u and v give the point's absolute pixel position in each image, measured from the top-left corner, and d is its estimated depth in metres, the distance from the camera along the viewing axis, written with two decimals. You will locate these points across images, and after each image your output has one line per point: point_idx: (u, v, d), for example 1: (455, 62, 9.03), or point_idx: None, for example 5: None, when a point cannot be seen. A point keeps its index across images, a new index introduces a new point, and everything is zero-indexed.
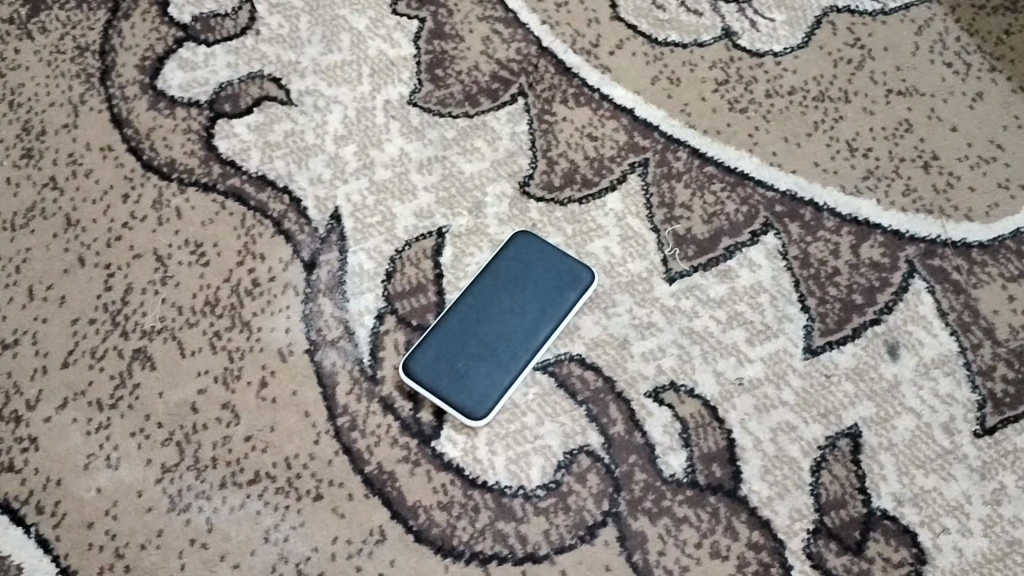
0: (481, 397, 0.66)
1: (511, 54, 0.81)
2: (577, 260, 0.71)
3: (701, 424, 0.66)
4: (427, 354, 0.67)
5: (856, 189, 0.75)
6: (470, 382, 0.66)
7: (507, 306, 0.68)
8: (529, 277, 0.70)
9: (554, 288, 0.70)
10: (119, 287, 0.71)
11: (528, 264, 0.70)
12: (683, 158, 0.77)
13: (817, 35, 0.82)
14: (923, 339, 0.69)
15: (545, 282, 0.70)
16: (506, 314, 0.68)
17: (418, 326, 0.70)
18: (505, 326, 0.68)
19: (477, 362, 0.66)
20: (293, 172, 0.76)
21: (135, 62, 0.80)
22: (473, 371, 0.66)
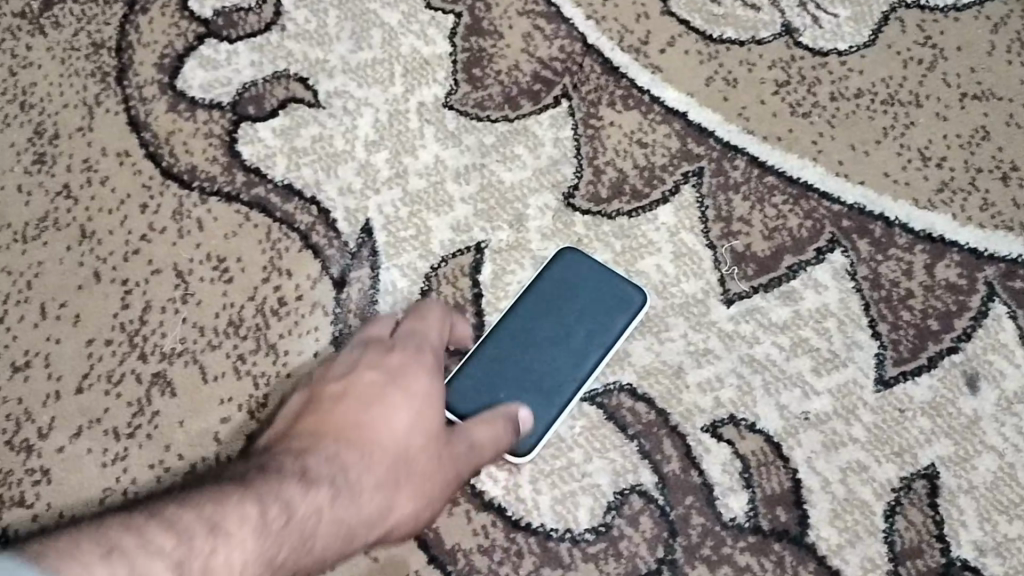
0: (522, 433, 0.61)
1: (555, 52, 0.75)
2: (626, 281, 0.65)
3: (764, 462, 0.62)
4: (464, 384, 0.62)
5: (930, 203, 0.69)
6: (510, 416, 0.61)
7: (552, 332, 0.63)
8: (576, 300, 0.64)
9: (602, 312, 0.64)
10: (137, 305, 0.67)
11: (574, 286, 0.65)
12: (741, 167, 0.71)
13: (885, 33, 0.75)
14: (1004, 370, 0.64)
15: (593, 306, 0.64)
16: (549, 342, 0.63)
17: None
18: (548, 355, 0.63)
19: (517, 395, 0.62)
20: (321, 181, 0.71)
21: (154, 61, 0.75)
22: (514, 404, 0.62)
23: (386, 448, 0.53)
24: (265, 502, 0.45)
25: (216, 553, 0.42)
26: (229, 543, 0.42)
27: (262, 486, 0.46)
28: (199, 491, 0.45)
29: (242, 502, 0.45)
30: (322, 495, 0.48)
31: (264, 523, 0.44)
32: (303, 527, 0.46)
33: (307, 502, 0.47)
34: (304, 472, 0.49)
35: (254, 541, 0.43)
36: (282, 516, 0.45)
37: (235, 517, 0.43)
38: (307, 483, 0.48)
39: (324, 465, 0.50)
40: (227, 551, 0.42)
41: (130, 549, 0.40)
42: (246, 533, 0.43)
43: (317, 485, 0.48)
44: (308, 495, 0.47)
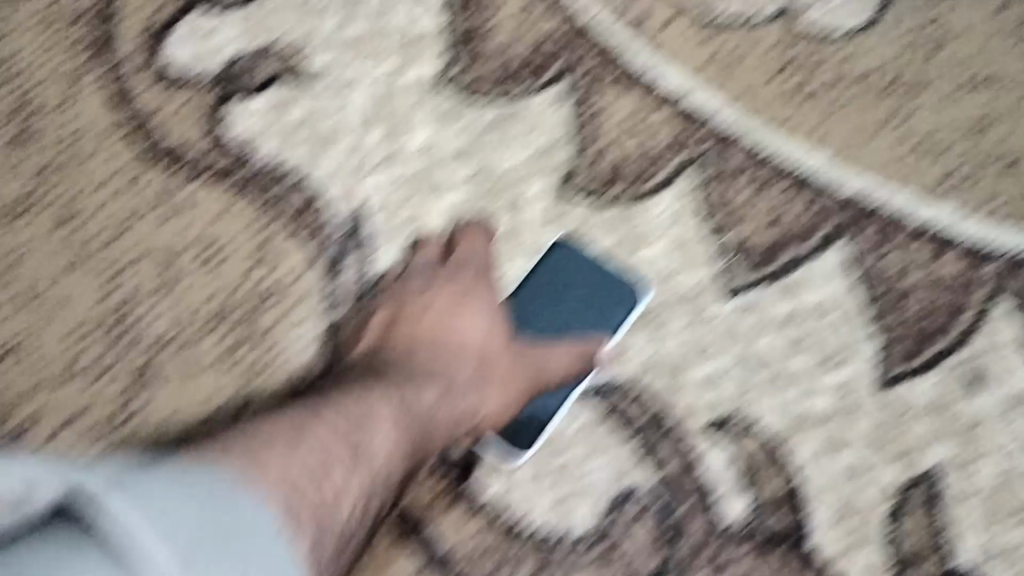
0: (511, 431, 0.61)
1: (555, 28, 0.70)
2: (621, 275, 0.64)
3: (764, 463, 0.61)
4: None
5: (934, 194, 0.67)
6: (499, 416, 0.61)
7: (547, 330, 0.63)
8: (569, 297, 0.64)
9: (598, 308, 0.63)
10: (124, 290, 0.66)
11: (568, 282, 0.64)
12: (739, 156, 0.68)
13: (892, 10, 0.70)
14: (1015, 367, 0.62)
15: (588, 302, 0.63)
16: (544, 340, 0.63)
17: None
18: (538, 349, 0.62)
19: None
20: (313, 163, 0.68)
21: (137, 29, 0.70)
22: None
23: (469, 366, 0.59)
24: (377, 428, 0.51)
25: (357, 464, 0.48)
26: (359, 462, 0.49)
27: (367, 419, 0.51)
28: (298, 431, 0.47)
29: (347, 447, 0.48)
30: (415, 416, 0.54)
31: (376, 445, 0.50)
32: (416, 431, 0.54)
33: (410, 418, 0.53)
34: (400, 402, 0.53)
35: (382, 448, 0.50)
36: (397, 432, 0.52)
37: (360, 449, 0.49)
38: (408, 402, 0.54)
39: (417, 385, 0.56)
40: (364, 452, 0.49)
41: (279, 477, 0.43)
42: (354, 459, 0.48)
43: (412, 409, 0.54)
44: (405, 420, 0.53)
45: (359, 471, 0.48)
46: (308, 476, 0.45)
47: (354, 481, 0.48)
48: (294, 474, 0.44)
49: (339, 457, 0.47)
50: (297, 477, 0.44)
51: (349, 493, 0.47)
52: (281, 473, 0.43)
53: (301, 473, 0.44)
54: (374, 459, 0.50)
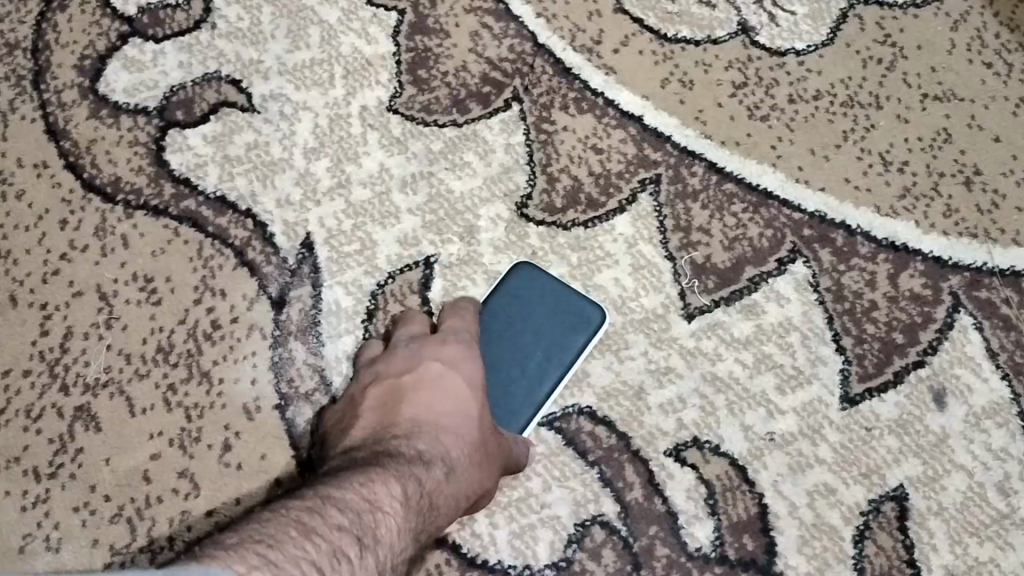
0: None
1: (504, 52, 0.71)
2: (584, 296, 0.62)
3: (729, 487, 0.59)
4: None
5: (892, 209, 0.67)
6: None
7: (507, 354, 0.61)
8: (532, 319, 0.62)
9: (560, 331, 0.62)
10: (57, 331, 0.62)
11: (530, 304, 0.62)
12: (699, 173, 0.68)
13: (844, 31, 0.72)
14: (972, 385, 0.62)
15: (551, 325, 0.62)
16: (504, 364, 0.61)
17: None
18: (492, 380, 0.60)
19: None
20: (257, 192, 0.66)
21: (72, 62, 0.69)
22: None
23: (483, 441, 0.53)
24: (393, 515, 0.43)
25: (367, 565, 0.39)
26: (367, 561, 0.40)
27: (368, 528, 0.41)
28: (317, 518, 0.39)
29: (353, 543, 0.39)
30: (432, 496, 0.47)
31: (378, 558, 0.41)
32: (432, 514, 0.47)
33: (427, 499, 0.47)
34: (419, 480, 0.47)
35: (405, 531, 0.44)
36: (418, 510, 0.45)
37: (367, 554, 0.40)
38: (426, 480, 0.47)
39: (433, 457, 0.49)
40: (391, 541, 0.42)
41: (313, 571, 0.36)
42: (362, 561, 0.39)
43: (430, 488, 0.47)
44: (419, 504, 0.46)
45: (387, 560, 0.41)
46: (336, 569, 0.37)
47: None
48: (329, 566, 0.37)
49: (368, 543, 0.40)
50: (331, 569, 0.37)
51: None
52: (306, 558, 0.37)
53: (325, 555, 0.38)
54: (393, 540, 0.42)
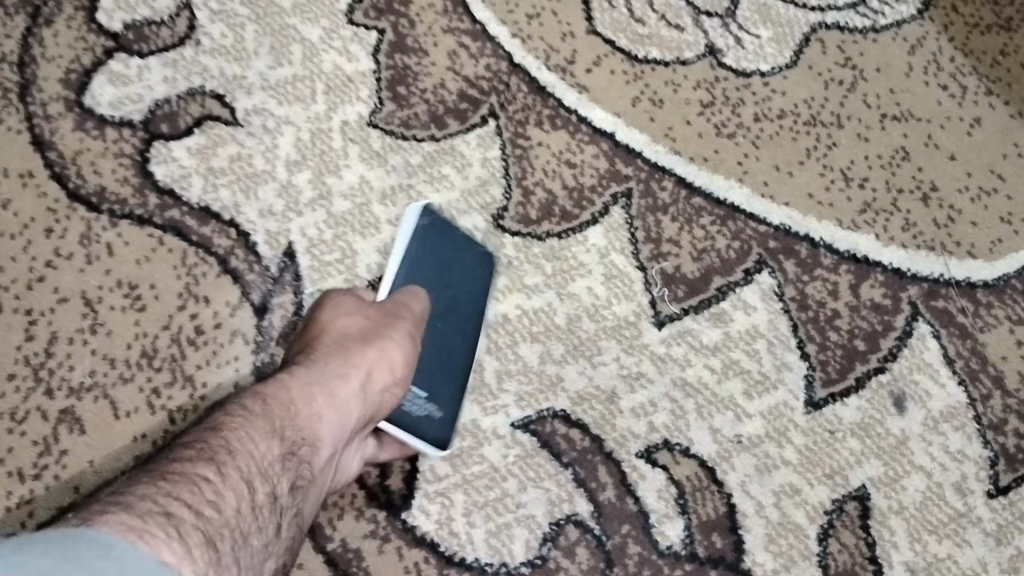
0: (441, 408, 0.60)
1: (481, 71, 0.73)
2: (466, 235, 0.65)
3: (698, 487, 0.62)
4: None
5: (853, 223, 0.70)
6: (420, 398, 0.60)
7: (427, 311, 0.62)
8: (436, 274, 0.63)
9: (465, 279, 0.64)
10: (42, 336, 0.63)
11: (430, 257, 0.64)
12: (669, 188, 0.70)
13: (806, 54, 0.76)
14: (930, 390, 0.65)
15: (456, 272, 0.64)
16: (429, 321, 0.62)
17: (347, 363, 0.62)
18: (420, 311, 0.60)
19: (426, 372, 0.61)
20: (240, 203, 0.68)
21: (58, 75, 0.71)
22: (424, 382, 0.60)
23: (362, 351, 0.55)
24: (253, 433, 0.46)
25: (229, 483, 0.43)
26: (228, 477, 0.43)
27: (225, 450, 0.45)
28: (170, 462, 0.43)
29: (211, 469, 0.43)
30: (312, 410, 0.50)
31: (244, 470, 0.44)
32: (316, 424, 0.50)
33: (303, 414, 0.50)
34: (290, 398, 0.50)
35: (278, 445, 0.47)
36: (291, 426, 0.49)
37: (228, 472, 0.44)
38: (296, 396, 0.50)
39: (304, 377, 0.51)
40: (256, 454, 0.46)
41: (171, 502, 0.39)
42: (222, 479, 0.43)
43: (305, 403, 0.50)
44: (291, 419, 0.49)
45: (261, 473, 0.45)
46: (194, 496, 0.41)
47: (243, 499, 0.43)
48: (183, 492, 0.41)
49: (227, 461, 0.44)
50: (187, 494, 0.41)
51: (247, 504, 0.44)
52: (161, 490, 0.40)
53: (183, 483, 0.41)
54: (260, 450, 0.46)
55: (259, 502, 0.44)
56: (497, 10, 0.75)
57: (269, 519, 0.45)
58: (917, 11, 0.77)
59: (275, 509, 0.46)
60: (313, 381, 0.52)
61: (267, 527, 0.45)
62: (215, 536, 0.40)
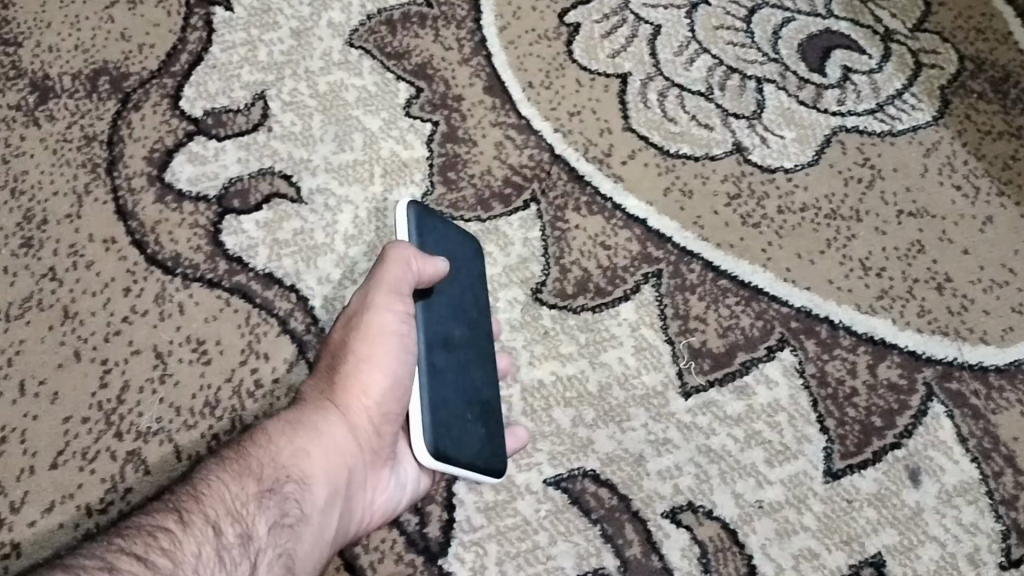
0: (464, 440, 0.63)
1: (525, 160, 0.80)
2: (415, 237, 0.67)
3: (721, 548, 0.65)
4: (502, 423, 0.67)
5: (871, 308, 0.74)
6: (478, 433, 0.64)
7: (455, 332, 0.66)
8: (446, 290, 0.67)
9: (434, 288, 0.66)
10: (115, 384, 0.69)
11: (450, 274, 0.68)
12: (696, 270, 0.75)
13: (828, 153, 0.81)
14: (944, 465, 0.68)
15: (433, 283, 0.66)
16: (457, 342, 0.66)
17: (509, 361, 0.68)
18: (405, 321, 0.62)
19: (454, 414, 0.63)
20: (301, 271, 0.74)
21: (143, 154, 0.78)
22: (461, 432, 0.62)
23: (342, 387, 0.61)
24: (229, 479, 0.54)
25: (190, 529, 0.50)
26: (189, 525, 0.50)
27: (196, 498, 0.52)
28: (144, 514, 0.50)
29: (173, 520, 0.50)
30: (296, 447, 0.58)
31: (212, 514, 0.52)
32: (299, 460, 0.58)
33: (285, 454, 0.58)
34: (271, 439, 0.58)
35: (254, 485, 0.55)
36: (270, 466, 0.56)
37: (191, 519, 0.51)
38: (279, 437, 0.58)
39: (293, 418, 0.60)
40: (224, 502, 0.53)
41: (117, 554, 0.47)
42: (184, 525, 0.50)
43: (287, 443, 0.58)
44: (272, 460, 0.57)
45: (231, 514, 0.52)
46: (145, 547, 0.48)
47: (205, 541, 0.50)
48: (137, 542, 0.48)
49: (192, 507, 0.51)
50: (139, 545, 0.48)
51: (210, 546, 0.50)
52: (115, 547, 0.47)
53: (139, 536, 0.48)
54: (227, 497, 0.53)
55: (226, 542, 0.51)
56: (541, 107, 0.83)
57: (239, 555, 0.51)
58: (932, 117, 0.83)
59: (246, 548, 0.52)
60: (298, 421, 0.60)
61: (237, 564, 0.51)
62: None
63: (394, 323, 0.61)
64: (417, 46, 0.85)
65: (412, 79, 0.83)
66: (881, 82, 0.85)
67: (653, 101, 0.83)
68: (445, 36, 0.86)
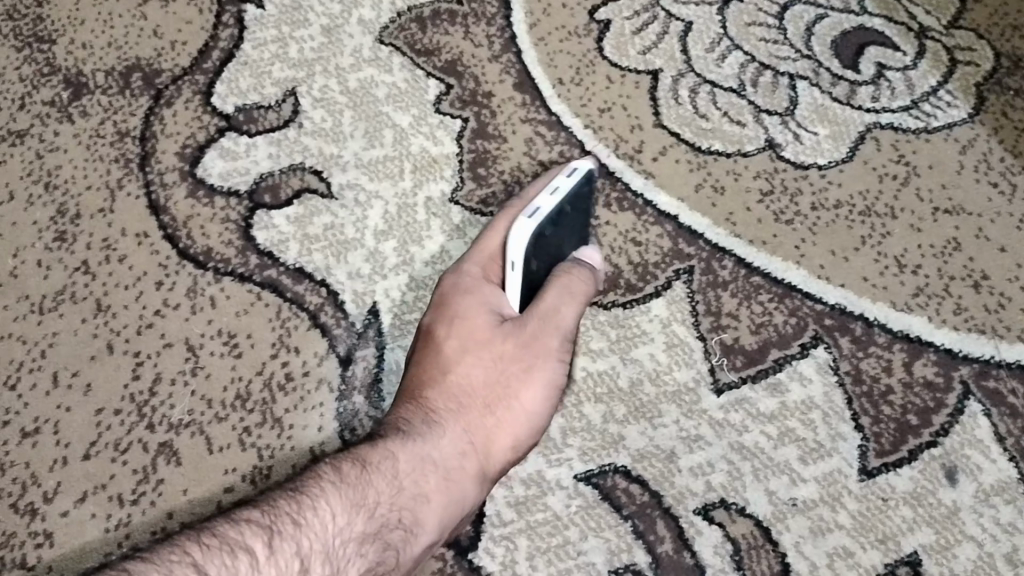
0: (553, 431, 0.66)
1: (555, 156, 0.80)
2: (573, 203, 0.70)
3: (754, 545, 0.65)
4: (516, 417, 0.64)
5: (906, 305, 0.73)
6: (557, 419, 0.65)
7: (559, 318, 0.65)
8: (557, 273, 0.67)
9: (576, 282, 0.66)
10: (147, 376, 0.69)
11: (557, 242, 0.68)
12: (728, 267, 0.75)
13: (861, 150, 0.80)
14: (981, 464, 0.67)
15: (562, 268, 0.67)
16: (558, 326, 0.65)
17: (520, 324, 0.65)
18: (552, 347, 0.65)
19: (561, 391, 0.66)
20: (331, 265, 0.74)
21: (176, 149, 0.79)
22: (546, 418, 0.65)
23: (481, 421, 0.62)
24: (336, 510, 0.51)
25: (276, 559, 0.47)
26: (276, 555, 0.47)
27: (295, 523, 0.49)
28: (234, 526, 0.47)
29: (262, 543, 0.47)
30: (423, 490, 0.57)
31: (304, 545, 0.48)
32: (417, 504, 0.56)
33: (406, 494, 0.56)
34: (400, 475, 0.56)
35: (363, 521, 0.52)
36: (387, 504, 0.54)
37: (279, 547, 0.47)
38: (402, 471, 0.56)
39: (417, 451, 0.58)
40: (322, 534, 0.50)
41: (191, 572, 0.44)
42: (271, 552, 0.47)
43: (411, 481, 0.56)
44: (391, 499, 0.55)
45: (323, 550, 0.49)
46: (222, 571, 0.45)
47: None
48: (215, 561, 0.45)
49: (288, 532, 0.48)
50: (218, 566, 0.45)
51: None
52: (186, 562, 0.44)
53: (222, 552, 0.45)
54: (323, 532, 0.50)
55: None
56: (571, 103, 0.82)
57: None
58: (967, 114, 0.82)
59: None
60: (428, 456, 0.58)
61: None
62: None
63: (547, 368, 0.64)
64: (447, 43, 0.85)
65: (442, 76, 0.83)
66: (915, 79, 0.84)
67: (684, 97, 0.83)
68: (475, 33, 0.86)
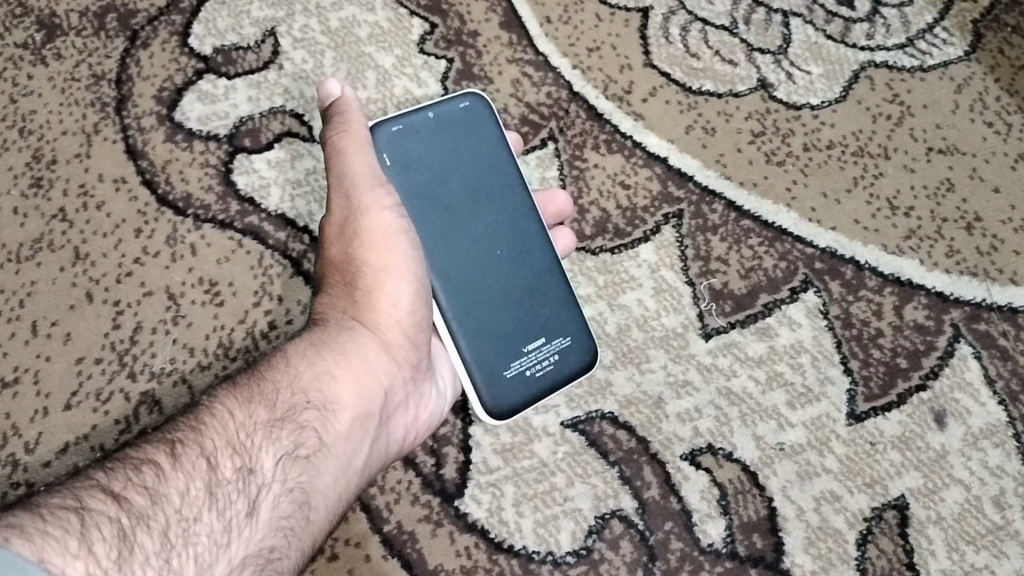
0: (547, 371, 0.67)
1: (542, 98, 0.77)
2: (468, 113, 0.67)
3: (740, 490, 0.67)
4: (492, 365, 0.66)
5: (898, 248, 0.73)
6: (547, 350, 0.67)
7: (510, 248, 0.67)
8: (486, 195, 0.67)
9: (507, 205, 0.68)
10: (127, 325, 0.69)
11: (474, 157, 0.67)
12: (719, 211, 0.74)
13: (856, 89, 0.77)
14: (970, 408, 0.69)
15: (493, 189, 0.67)
16: (511, 260, 0.67)
17: (477, 273, 0.66)
18: (400, 210, 0.63)
19: (534, 330, 0.67)
20: (314, 212, 0.73)
21: (153, 93, 0.75)
22: (507, 352, 0.67)
23: (368, 300, 0.63)
24: (232, 408, 0.53)
25: (182, 463, 0.49)
26: (181, 460, 0.49)
27: (194, 429, 0.51)
28: (135, 447, 0.50)
29: (165, 453, 0.49)
30: (319, 371, 0.58)
31: (206, 446, 0.51)
32: (322, 386, 0.58)
33: (304, 381, 0.57)
34: (292, 364, 0.57)
35: (264, 413, 0.54)
36: (288, 393, 0.56)
37: (183, 452, 0.50)
38: (296, 363, 0.58)
39: (312, 345, 0.59)
40: (220, 433, 0.52)
41: (91, 492, 0.46)
42: (175, 459, 0.49)
43: (308, 367, 0.58)
44: (291, 386, 0.56)
45: (231, 446, 0.52)
46: (126, 484, 0.47)
47: (196, 476, 0.49)
48: (119, 478, 0.47)
49: (190, 438, 0.51)
50: (120, 482, 0.47)
51: (201, 483, 0.49)
52: (87, 485, 0.46)
53: (124, 468, 0.48)
54: (223, 431, 0.52)
55: (221, 479, 0.50)
56: (560, 43, 0.78)
57: (236, 494, 0.50)
58: (964, 51, 0.79)
59: (247, 485, 0.51)
60: (322, 343, 0.60)
61: (234, 501, 0.50)
62: (139, 519, 0.46)
63: (390, 220, 0.62)
64: None
65: (426, 15, 0.79)
66: (911, 15, 0.79)
67: (675, 36, 0.78)
68: None
